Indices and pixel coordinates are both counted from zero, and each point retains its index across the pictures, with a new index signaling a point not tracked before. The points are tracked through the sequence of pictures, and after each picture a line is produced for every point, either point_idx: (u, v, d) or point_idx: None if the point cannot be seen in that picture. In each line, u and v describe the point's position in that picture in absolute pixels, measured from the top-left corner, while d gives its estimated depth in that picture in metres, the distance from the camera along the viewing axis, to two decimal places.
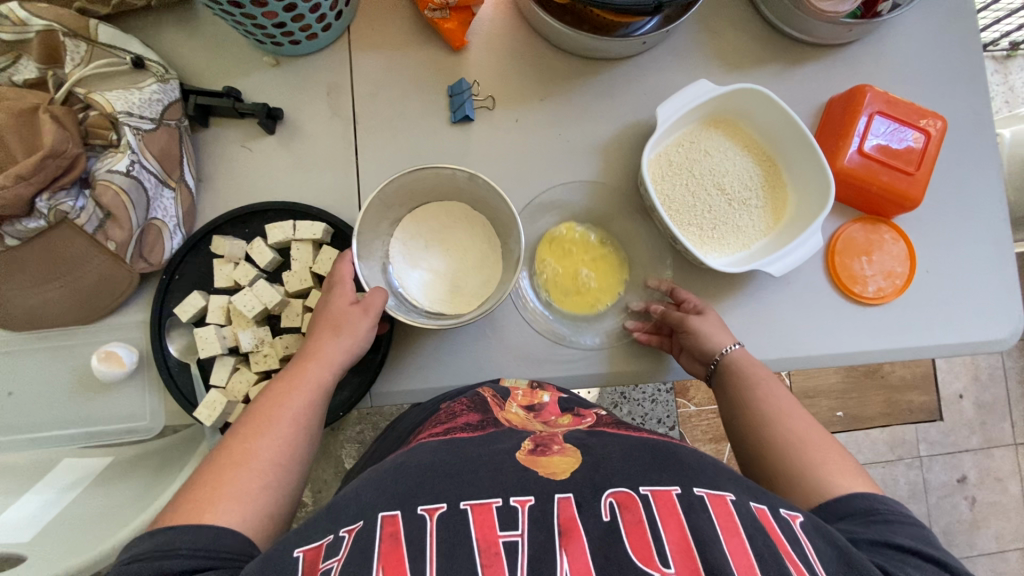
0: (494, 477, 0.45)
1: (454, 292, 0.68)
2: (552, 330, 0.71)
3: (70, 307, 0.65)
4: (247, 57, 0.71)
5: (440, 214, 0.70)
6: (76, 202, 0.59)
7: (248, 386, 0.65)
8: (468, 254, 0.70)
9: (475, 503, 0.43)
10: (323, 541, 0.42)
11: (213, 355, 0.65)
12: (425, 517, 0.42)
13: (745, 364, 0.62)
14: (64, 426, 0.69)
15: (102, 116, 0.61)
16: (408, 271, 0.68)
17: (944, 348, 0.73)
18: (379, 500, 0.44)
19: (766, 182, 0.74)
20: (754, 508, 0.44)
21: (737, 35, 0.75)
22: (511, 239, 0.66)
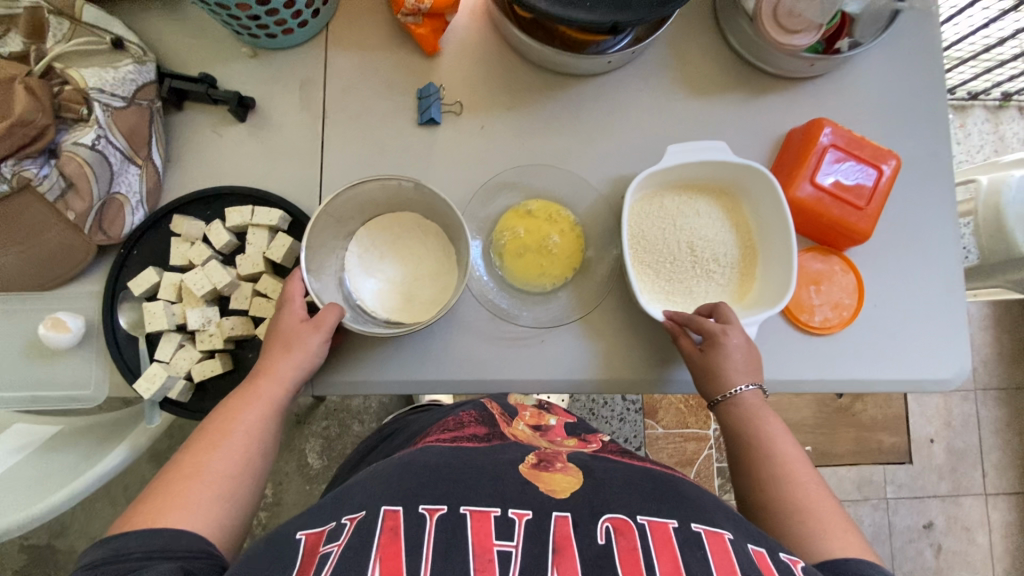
0: (494, 487, 0.50)
1: (407, 302, 0.69)
2: (495, 305, 0.71)
3: (26, 273, 0.66)
4: (226, 46, 0.74)
5: (393, 226, 0.71)
6: (41, 170, 0.62)
7: (192, 363, 0.67)
8: (422, 264, 0.71)
9: (474, 510, 0.47)
10: (326, 527, 0.47)
11: (159, 330, 0.67)
12: (424, 516, 0.46)
13: (759, 411, 0.63)
14: (4, 389, 0.68)
15: (76, 91, 0.64)
16: (363, 279, 0.69)
17: (891, 384, 0.74)
18: (385, 495, 0.48)
19: (738, 264, 0.73)
20: (750, 549, 0.46)
21: (704, 61, 0.77)
22: (462, 241, 0.68)
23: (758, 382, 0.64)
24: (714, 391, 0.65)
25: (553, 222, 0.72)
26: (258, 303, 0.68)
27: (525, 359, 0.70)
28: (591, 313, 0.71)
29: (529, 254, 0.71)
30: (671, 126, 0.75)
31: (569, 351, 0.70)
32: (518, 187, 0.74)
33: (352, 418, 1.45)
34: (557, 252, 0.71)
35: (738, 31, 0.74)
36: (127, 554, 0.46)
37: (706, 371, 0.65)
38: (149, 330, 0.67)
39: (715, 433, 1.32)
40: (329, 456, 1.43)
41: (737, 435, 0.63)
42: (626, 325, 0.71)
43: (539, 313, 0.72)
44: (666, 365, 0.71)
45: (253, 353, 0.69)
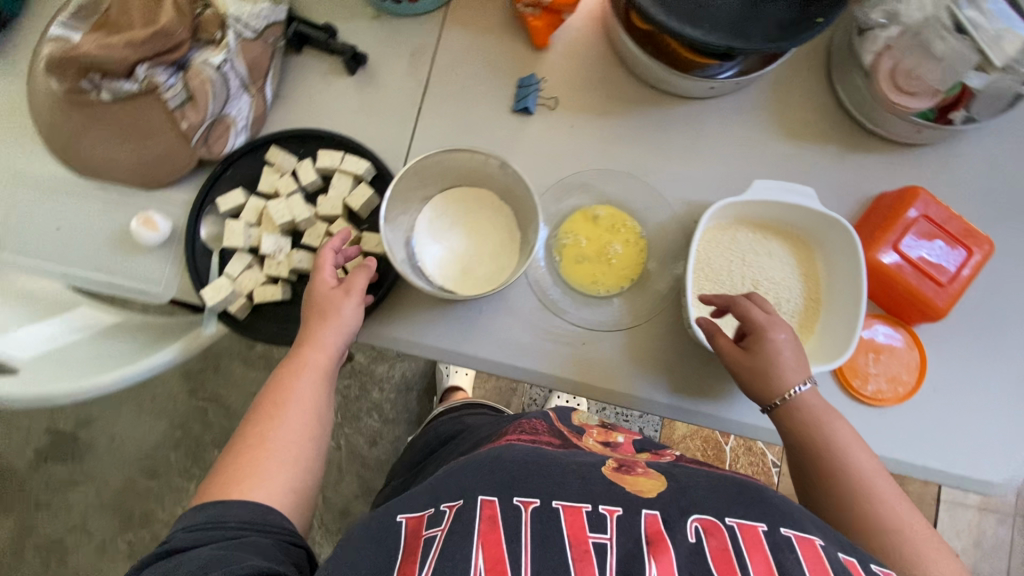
0: (582, 484, 0.54)
1: (464, 275, 0.71)
2: (548, 299, 0.72)
3: (133, 170, 0.72)
4: (352, 3, 0.78)
5: (468, 200, 0.73)
6: (168, 79, 0.68)
7: (255, 285, 0.71)
8: (486, 242, 0.72)
9: (565, 505, 0.52)
10: (424, 513, 0.54)
11: (234, 247, 0.71)
12: (520, 507, 0.51)
13: (824, 415, 0.61)
14: (88, 269, 0.74)
15: (214, 16, 0.69)
16: (428, 243, 0.72)
17: (935, 474, 0.69)
18: (479, 485, 0.54)
19: (799, 316, 0.71)
20: (843, 559, 0.47)
21: (806, 107, 0.76)
22: (530, 227, 0.69)
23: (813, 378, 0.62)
24: (771, 395, 0.62)
25: (619, 233, 0.72)
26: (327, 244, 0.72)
27: (565, 356, 0.70)
28: (640, 326, 0.71)
29: (588, 262, 0.72)
30: (760, 163, 0.75)
31: (609, 358, 0.70)
32: (596, 189, 0.74)
33: (372, 383, 1.49)
34: (617, 263, 0.72)
35: (849, 83, 0.73)
36: (224, 521, 0.52)
37: (762, 374, 0.62)
38: (226, 246, 0.72)
39: None
40: (344, 415, 1.48)
41: (803, 446, 0.61)
42: (672, 346, 0.71)
43: (589, 314, 0.72)
44: (704, 395, 0.70)
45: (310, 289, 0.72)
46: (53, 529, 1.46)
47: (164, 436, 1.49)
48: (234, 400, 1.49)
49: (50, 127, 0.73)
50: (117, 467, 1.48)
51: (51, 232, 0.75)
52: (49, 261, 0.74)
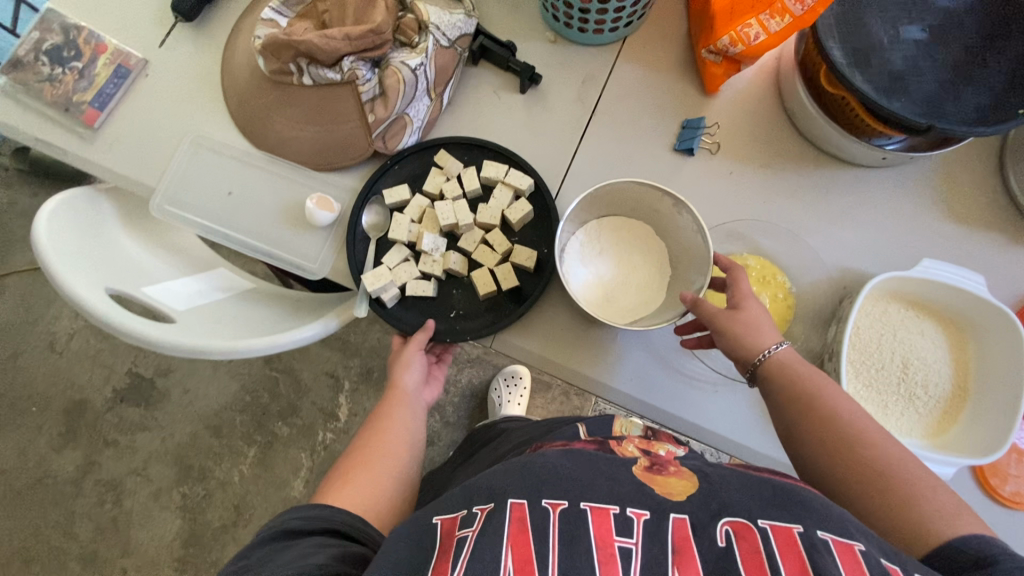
0: (610, 485, 0.50)
1: (606, 301, 0.73)
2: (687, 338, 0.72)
3: (311, 151, 0.76)
4: (534, 26, 0.82)
5: (622, 233, 0.76)
6: (366, 74, 0.72)
7: (410, 277, 0.74)
8: (635, 275, 0.75)
9: (594, 506, 0.49)
10: (458, 515, 0.52)
11: (396, 240, 0.75)
12: (548, 509, 0.48)
13: (794, 365, 0.58)
14: (251, 237, 0.78)
15: (415, 20, 0.73)
16: (577, 265, 0.73)
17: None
18: (511, 488, 0.51)
19: (944, 401, 0.70)
20: (886, 565, 0.42)
21: (971, 190, 0.75)
22: (687, 269, 0.71)
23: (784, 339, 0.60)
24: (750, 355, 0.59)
25: (770, 286, 0.71)
26: (481, 250, 0.75)
27: (696, 401, 0.70)
28: None
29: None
30: (917, 240, 0.74)
31: (738, 409, 0.70)
32: (744, 239, 0.74)
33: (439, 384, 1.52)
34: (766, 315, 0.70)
35: None
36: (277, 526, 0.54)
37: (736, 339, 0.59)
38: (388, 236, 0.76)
39: None
40: None
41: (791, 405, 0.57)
42: None
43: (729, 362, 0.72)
44: None
45: (457, 291, 0.75)
46: (114, 469, 1.51)
47: (234, 398, 1.54)
48: (306, 375, 1.54)
49: (243, 102, 0.79)
50: (185, 420, 1.53)
51: (223, 196, 0.79)
52: (216, 223, 0.79)
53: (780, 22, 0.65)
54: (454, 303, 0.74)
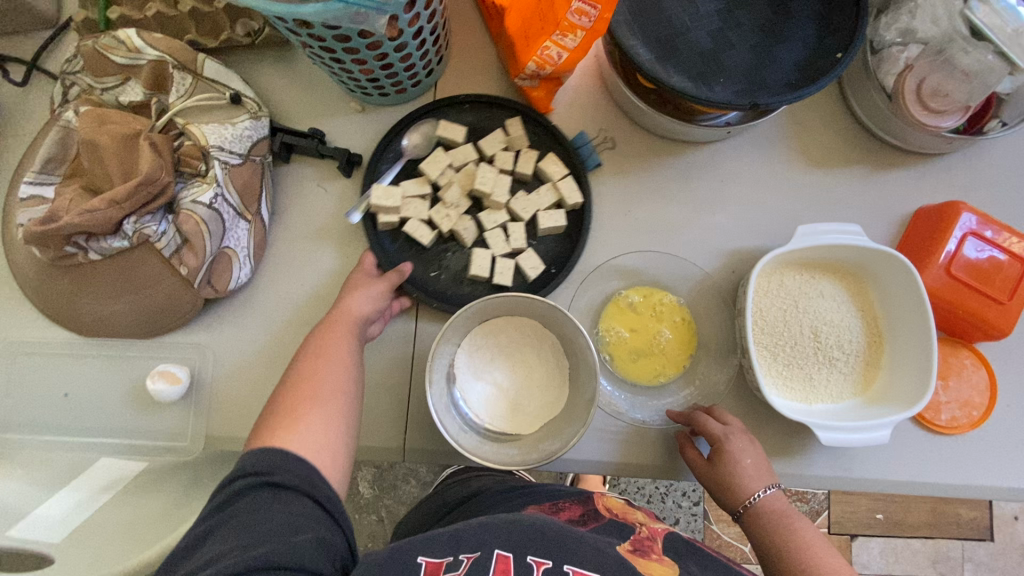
0: (594, 552, 0.48)
1: (514, 413, 0.65)
2: (612, 404, 0.66)
3: (134, 322, 0.67)
4: (336, 100, 0.73)
5: (510, 330, 0.66)
6: (159, 226, 0.62)
7: (416, 215, 0.69)
8: (533, 373, 0.67)
9: (577, 571, 0.46)
10: (444, 560, 0.46)
11: (428, 169, 0.70)
12: (532, 567, 0.46)
13: (788, 515, 0.58)
14: (110, 434, 0.69)
15: (195, 147, 0.65)
16: (472, 384, 0.65)
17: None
18: (496, 538, 0.48)
19: (862, 354, 0.68)
20: None
21: (824, 131, 0.73)
22: (584, 372, 0.62)
23: (775, 483, 0.60)
24: (736, 501, 0.60)
25: (663, 322, 0.67)
26: (495, 233, 0.69)
27: (630, 446, 0.66)
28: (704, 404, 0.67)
29: (644, 357, 0.67)
30: (790, 199, 0.72)
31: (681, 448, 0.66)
32: (624, 258, 0.70)
33: None
34: (669, 350, 0.67)
35: (868, 103, 0.70)
36: (275, 475, 0.48)
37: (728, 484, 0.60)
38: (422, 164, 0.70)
39: None
40: (380, 486, 1.42)
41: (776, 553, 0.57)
42: (738, 414, 0.67)
43: (655, 411, 0.67)
44: (780, 456, 0.66)
45: (452, 254, 0.70)
46: None
47: None
48: None
49: (37, 293, 0.68)
50: None
51: (58, 400, 0.69)
52: (65, 432, 0.69)
53: (575, 36, 0.59)
54: (444, 266, 0.70)
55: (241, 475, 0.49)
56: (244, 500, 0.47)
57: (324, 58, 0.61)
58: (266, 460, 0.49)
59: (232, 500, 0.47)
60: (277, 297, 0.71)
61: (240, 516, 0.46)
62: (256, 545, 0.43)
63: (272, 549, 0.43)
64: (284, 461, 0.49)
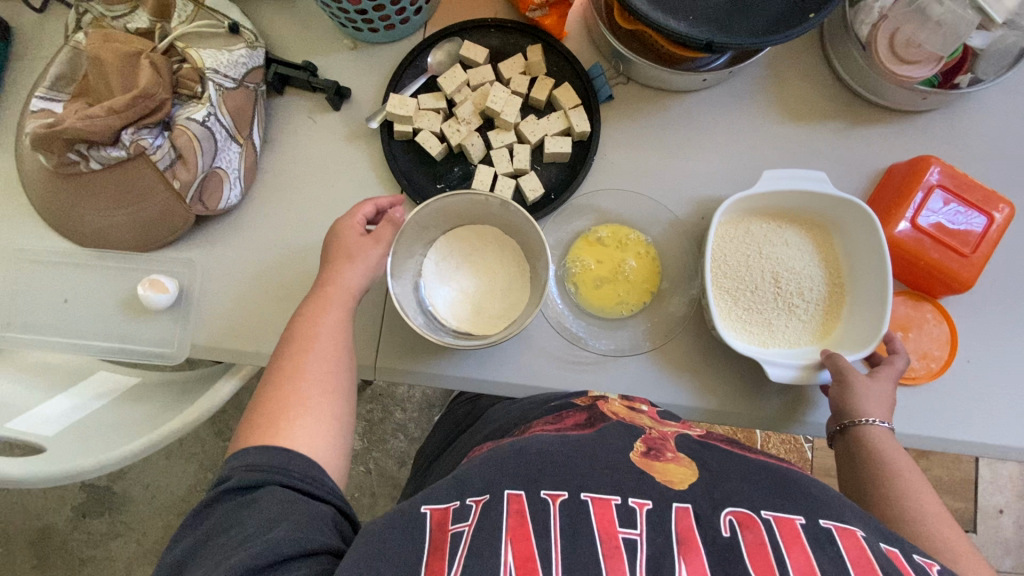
0: (609, 474, 0.50)
1: (477, 315, 0.69)
2: (568, 329, 0.70)
3: (129, 234, 0.71)
4: (330, 37, 0.77)
5: (473, 237, 0.70)
6: (155, 140, 0.66)
7: (428, 127, 0.72)
8: (495, 276, 0.70)
9: (595, 497, 0.48)
10: (450, 505, 0.49)
11: (445, 83, 0.72)
12: (547, 501, 0.47)
13: (883, 446, 0.59)
14: (104, 339, 0.74)
15: (192, 70, 0.68)
16: (438, 287, 0.69)
17: (980, 449, 0.67)
18: (504, 479, 0.49)
19: (822, 299, 0.69)
20: (885, 550, 0.44)
21: (803, 85, 0.74)
22: (539, 267, 0.65)
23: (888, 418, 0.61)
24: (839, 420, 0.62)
25: (629, 252, 0.70)
26: (502, 153, 0.72)
27: (590, 377, 0.68)
28: (665, 343, 0.69)
29: (607, 285, 0.70)
30: (765, 152, 0.73)
31: (638, 381, 0.68)
32: (598, 198, 0.72)
33: (395, 404, 1.47)
34: (633, 278, 0.70)
35: (846, 57, 0.71)
36: (231, 477, 0.49)
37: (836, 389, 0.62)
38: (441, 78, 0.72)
39: None
40: (369, 439, 1.46)
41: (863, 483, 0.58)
42: (697, 354, 0.69)
43: (610, 339, 0.70)
44: (735, 395, 0.68)
45: (459, 170, 0.73)
46: None
47: (196, 480, 1.44)
48: None
49: (43, 202, 0.72)
50: (154, 518, 1.43)
51: (59, 305, 0.74)
52: (64, 335, 0.74)
53: None
54: (450, 179, 0.73)
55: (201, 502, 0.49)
56: (216, 514, 0.47)
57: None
58: (224, 472, 0.50)
59: (202, 519, 0.48)
60: (265, 220, 0.74)
61: (210, 538, 0.46)
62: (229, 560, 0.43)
63: (248, 548, 0.43)
64: (245, 459, 0.50)
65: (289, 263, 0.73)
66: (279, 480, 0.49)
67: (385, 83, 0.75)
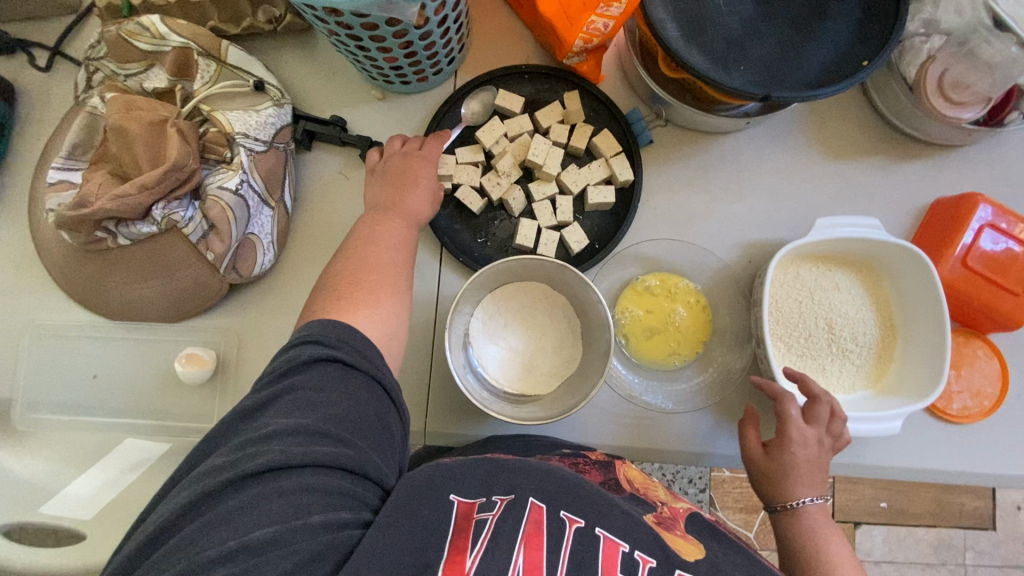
0: (626, 518, 0.48)
1: (529, 373, 0.67)
2: (624, 385, 0.68)
3: (159, 306, 0.68)
4: (357, 88, 0.74)
5: (521, 295, 0.68)
6: (186, 212, 0.63)
7: (468, 182, 0.70)
8: (545, 335, 0.68)
9: (607, 535, 0.46)
10: (477, 500, 0.48)
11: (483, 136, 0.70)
12: (564, 523, 0.46)
13: (814, 522, 0.58)
14: (140, 415, 0.71)
15: (219, 133, 0.65)
16: (487, 346, 0.67)
17: (977, 478, 0.68)
18: (531, 485, 0.48)
19: (874, 341, 0.69)
20: None
21: (844, 121, 0.73)
22: (596, 326, 0.64)
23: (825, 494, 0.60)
24: (775, 498, 0.60)
25: (679, 300, 0.69)
26: (545, 205, 0.70)
27: (645, 432, 0.67)
28: (720, 394, 0.68)
29: (658, 335, 0.68)
30: (808, 191, 0.72)
31: (693, 434, 0.67)
32: (644, 247, 0.71)
33: None
34: (684, 328, 0.68)
35: (887, 93, 0.70)
36: (329, 342, 0.47)
37: (781, 474, 0.59)
38: (478, 131, 0.70)
39: None
40: None
41: (792, 551, 0.58)
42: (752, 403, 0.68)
43: (666, 393, 0.69)
44: None
45: (500, 223, 0.71)
46: None
47: None
48: None
49: (66, 277, 0.69)
50: None
51: (88, 381, 0.71)
52: (95, 412, 0.71)
53: (619, 5, 0.58)
54: (492, 232, 0.71)
55: (290, 353, 0.47)
56: (300, 372, 0.46)
57: (349, 45, 0.61)
58: (321, 333, 0.48)
59: (283, 377, 0.46)
60: (297, 283, 0.72)
61: (293, 394, 0.45)
62: (316, 436, 0.43)
63: (328, 442, 0.42)
64: (338, 337, 0.48)
65: None
66: (372, 377, 0.47)
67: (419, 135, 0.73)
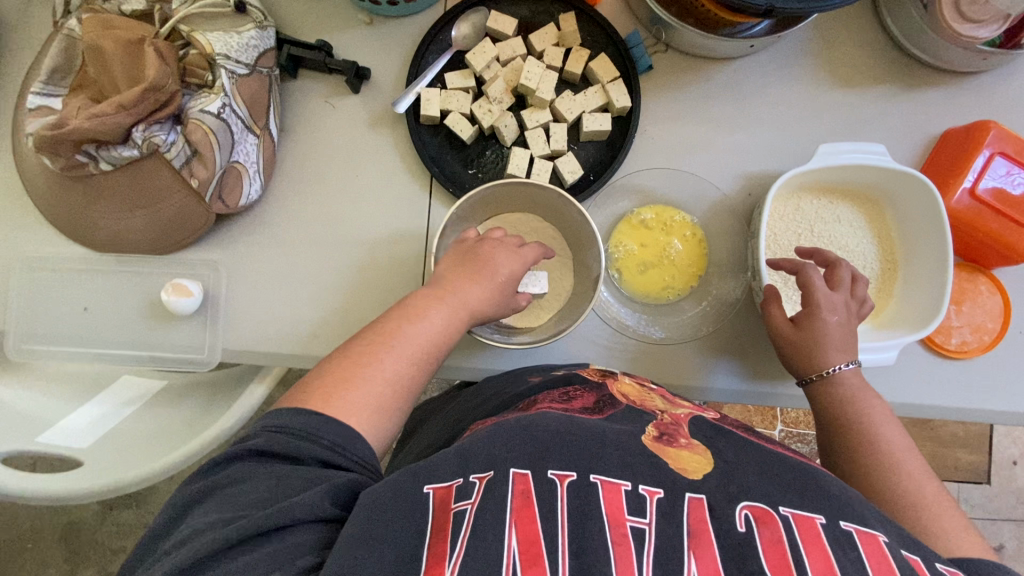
0: (622, 457, 0.45)
1: (520, 306, 0.66)
2: (616, 318, 0.67)
3: (146, 236, 0.67)
4: (344, 12, 0.71)
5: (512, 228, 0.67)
6: (168, 136, 0.61)
7: (458, 109, 0.67)
8: (538, 267, 0.67)
9: (605, 480, 0.44)
10: (453, 482, 0.44)
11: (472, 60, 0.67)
12: (555, 482, 0.43)
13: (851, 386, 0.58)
14: (130, 347, 0.71)
15: (201, 56, 0.63)
16: None
17: (970, 414, 0.67)
18: (510, 453, 0.45)
19: (874, 275, 0.67)
20: (908, 557, 0.41)
21: (853, 47, 0.69)
22: (590, 257, 0.63)
23: (856, 359, 0.59)
24: (807, 369, 0.59)
25: (673, 234, 0.68)
26: (537, 134, 0.68)
27: (637, 365, 0.66)
28: (715, 328, 0.67)
29: (652, 269, 0.67)
30: (813, 120, 0.69)
31: (687, 368, 0.66)
32: (641, 177, 0.68)
33: None
34: (678, 261, 0.67)
35: (900, 14, 0.66)
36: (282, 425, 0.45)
37: (812, 343, 0.58)
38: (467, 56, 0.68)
39: (781, 434, 1.23)
40: None
41: (835, 423, 0.57)
42: (747, 338, 0.67)
43: (659, 327, 0.68)
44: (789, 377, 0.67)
45: (492, 154, 0.69)
46: None
47: None
48: None
49: (52, 207, 0.68)
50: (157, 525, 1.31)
51: (79, 313, 0.71)
52: (87, 344, 0.71)
53: None
54: (483, 164, 0.69)
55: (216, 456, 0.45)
56: (228, 466, 0.43)
57: None
58: (255, 429, 0.46)
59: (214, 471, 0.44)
60: (286, 214, 0.70)
61: (224, 489, 0.42)
62: (240, 517, 0.40)
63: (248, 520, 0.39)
64: (278, 420, 0.46)
65: (317, 258, 0.70)
66: (327, 458, 0.45)
67: (408, 62, 0.70)
